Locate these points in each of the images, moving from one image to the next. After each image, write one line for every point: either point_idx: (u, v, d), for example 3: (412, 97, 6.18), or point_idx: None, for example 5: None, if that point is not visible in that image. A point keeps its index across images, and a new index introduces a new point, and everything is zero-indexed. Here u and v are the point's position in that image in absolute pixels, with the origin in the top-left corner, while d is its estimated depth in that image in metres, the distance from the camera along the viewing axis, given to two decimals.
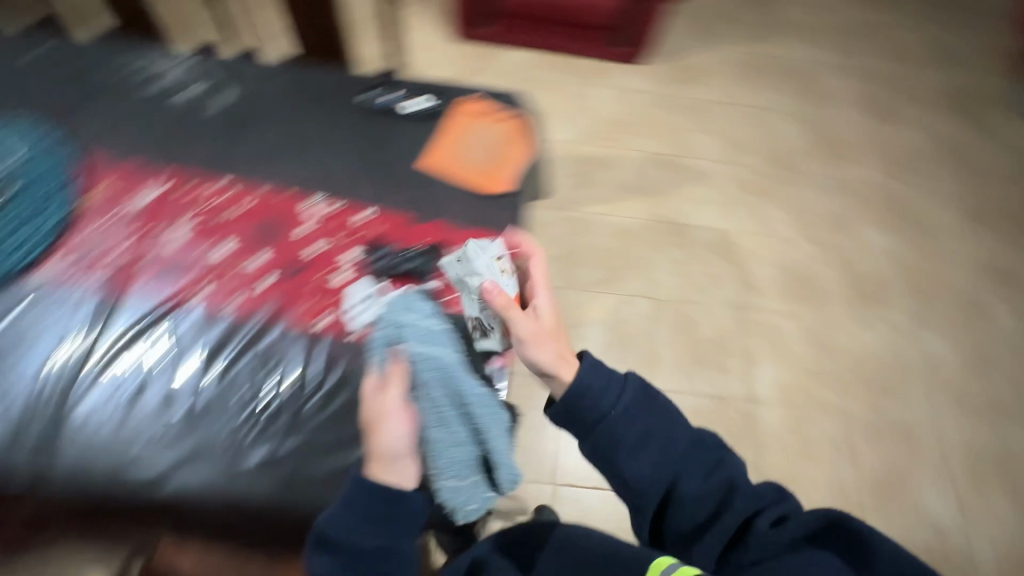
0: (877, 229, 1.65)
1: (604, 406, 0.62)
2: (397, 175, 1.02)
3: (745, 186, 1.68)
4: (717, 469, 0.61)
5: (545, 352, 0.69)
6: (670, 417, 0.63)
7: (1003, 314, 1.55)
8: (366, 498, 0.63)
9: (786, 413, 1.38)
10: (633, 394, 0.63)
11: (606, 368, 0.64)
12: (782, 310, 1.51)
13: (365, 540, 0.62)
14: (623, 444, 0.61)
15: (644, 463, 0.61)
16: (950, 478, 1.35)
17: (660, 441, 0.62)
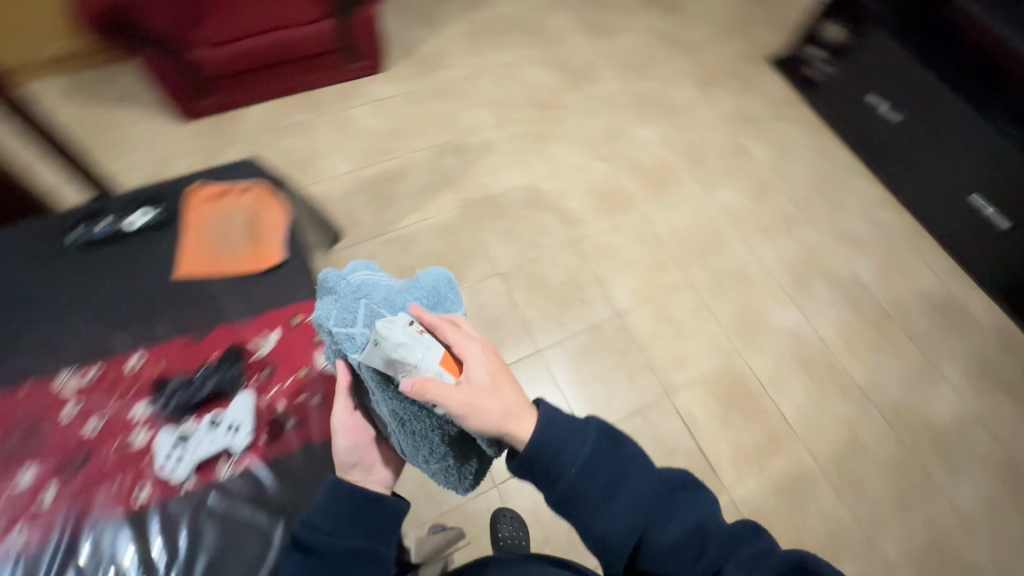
0: (644, 125, 1.87)
1: (565, 464, 0.53)
2: (116, 293, 0.73)
3: (527, 138, 1.79)
4: (689, 510, 0.52)
5: (499, 403, 0.54)
6: (639, 462, 0.54)
7: (757, 147, 1.86)
8: (338, 499, 0.58)
9: (648, 308, 1.53)
10: (596, 444, 0.54)
11: (566, 413, 0.55)
12: (605, 227, 1.65)
13: (336, 541, 0.56)
14: (592, 499, 0.52)
15: (618, 517, 0.52)
16: (781, 289, 1.60)
17: (625, 492, 0.53)
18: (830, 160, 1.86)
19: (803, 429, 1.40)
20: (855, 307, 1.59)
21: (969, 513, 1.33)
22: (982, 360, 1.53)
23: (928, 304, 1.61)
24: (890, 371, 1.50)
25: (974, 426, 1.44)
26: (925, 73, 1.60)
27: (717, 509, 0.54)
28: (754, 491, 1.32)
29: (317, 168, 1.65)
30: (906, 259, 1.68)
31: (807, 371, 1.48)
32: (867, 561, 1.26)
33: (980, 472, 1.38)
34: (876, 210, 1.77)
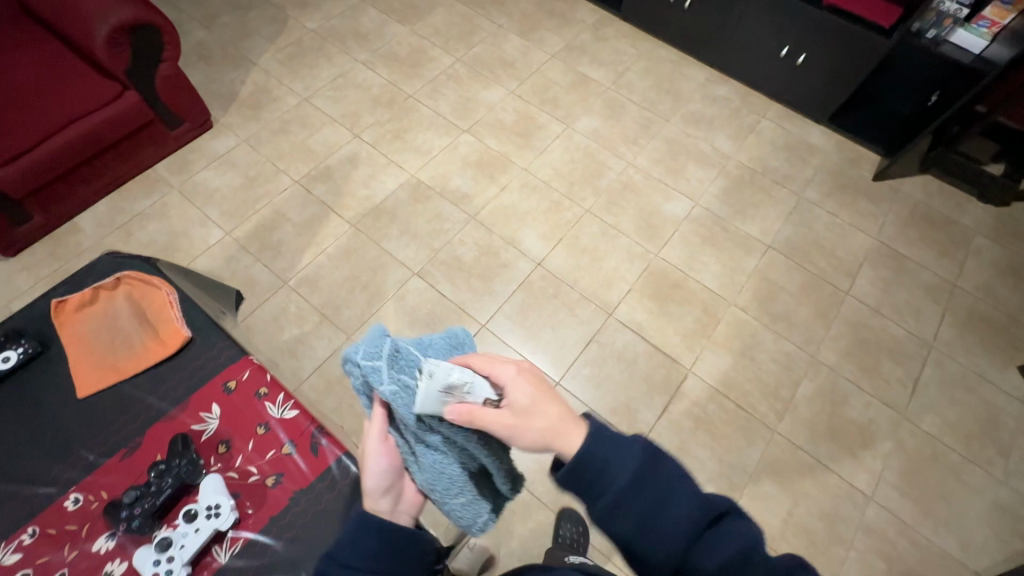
0: (490, 87, 1.91)
1: (611, 482, 0.51)
2: (18, 442, 0.65)
3: (388, 138, 1.77)
4: (733, 537, 0.50)
5: (543, 419, 0.55)
6: (682, 480, 0.52)
7: (595, 71, 1.98)
8: (369, 534, 0.56)
9: (561, 246, 1.60)
10: (642, 461, 0.52)
11: (613, 429, 0.54)
12: (493, 191, 1.69)
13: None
14: (636, 518, 0.51)
15: (661, 537, 0.50)
16: (664, 184, 1.74)
17: (671, 512, 0.51)
18: (658, 60, 2.03)
19: (729, 293, 1.55)
20: (727, 175, 1.77)
21: (874, 301, 1.56)
22: (836, 177, 1.77)
23: (780, 150, 1.83)
24: (774, 215, 1.70)
25: (850, 232, 1.67)
26: None
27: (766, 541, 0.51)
28: (711, 361, 1.45)
29: (185, 247, 1.53)
30: (749, 121, 1.89)
31: (712, 244, 1.63)
32: (817, 375, 1.44)
33: (868, 266, 1.61)
34: (710, 89, 1.96)
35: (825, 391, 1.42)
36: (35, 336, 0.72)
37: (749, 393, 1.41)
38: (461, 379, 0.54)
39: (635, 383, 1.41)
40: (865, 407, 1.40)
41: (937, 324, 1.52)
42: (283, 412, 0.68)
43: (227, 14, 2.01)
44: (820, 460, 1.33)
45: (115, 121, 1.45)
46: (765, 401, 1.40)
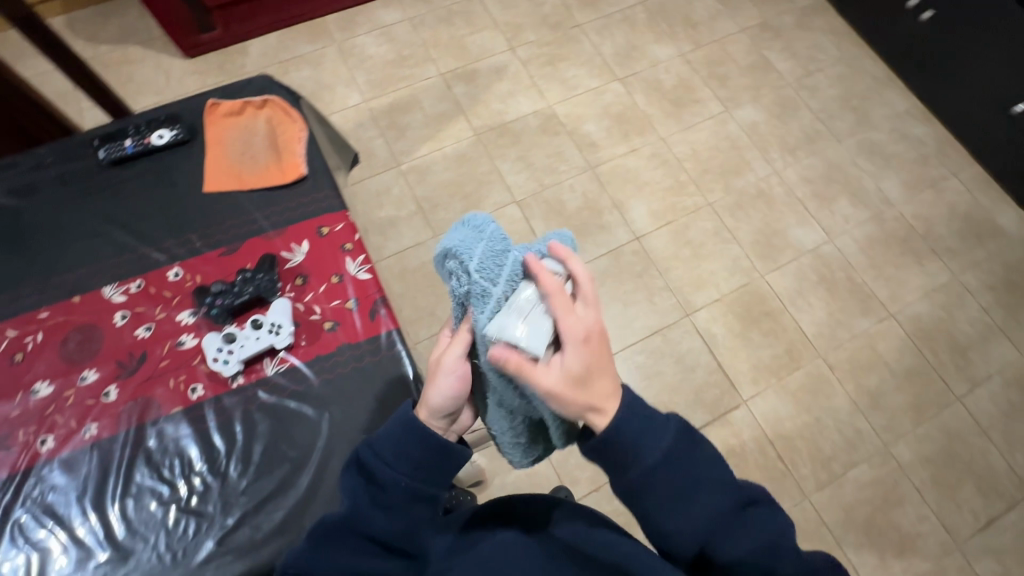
0: (663, 42, 1.78)
1: (643, 456, 0.53)
2: (150, 208, 0.75)
3: (540, 60, 1.72)
4: (760, 529, 0.54)
5: (590, 383, 0.52)
6: (716, 466, 0.55)
7: (782, 61, 1.77)
8: (415, 442, 0.57)
9: (667, 230, 1.52)
10: (676, 440, 0.54)
11: (648, 406, 0.55)
12: (622, 149, 1.62)
13: (405, 482, 0.57)
14: (665, 494, 0.53)
15: (689, 515, 0.53)
16: (803, 209, 1.57)
17: (702, 493, 0.53)
18: (859, 72, 1.77)
19: (822, 344, 1.41)
20: (879, 223, 1.56)
21: (983, 417, 1.36)
22: (1008, 270, 1.51)
23: (954, 218, 1.57)
24: (913, 285, 1.49)
25: (995, 335, 1.44)
26: None
27: (784, 530, 0.56)
28: (771, 402, 1.35)
29: (326, 101, 1.62)
30: (934, 172, 1.63)
31: (828, 289, 1.48)
32: (880, 464, 1.30)
33: (998, 381, 1.39)
34: (905, 123, 1.70)
35: (880, 484, 1.29)
36: (187, 125, 0.80)
37: (796, 450, 1.31)
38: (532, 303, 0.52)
39: (683, 389, 1.35)
40: (919, 518, 1.26)
41: None
42: (358, 271, 0.73)
43: None
44: (842, 547, 1.23)
45: None
46: (810, 465, 1.30)
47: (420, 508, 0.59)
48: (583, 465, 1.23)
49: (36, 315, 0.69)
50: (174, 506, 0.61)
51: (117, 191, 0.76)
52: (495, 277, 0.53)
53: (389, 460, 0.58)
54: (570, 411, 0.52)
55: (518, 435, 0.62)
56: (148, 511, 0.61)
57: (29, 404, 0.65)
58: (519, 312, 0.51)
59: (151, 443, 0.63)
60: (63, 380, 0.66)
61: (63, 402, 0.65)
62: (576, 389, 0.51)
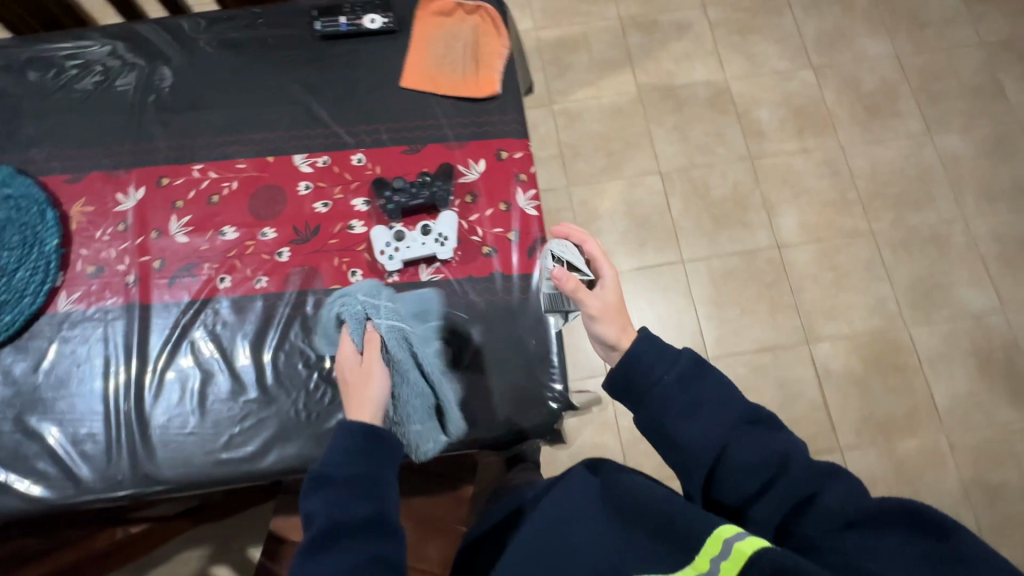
0: (876, 36, 1.55)
1: (655, 372, 0.58)
2: (349, 90, 0.77)
3: (730, 26, 1.56)
4: (772, 444, 0.54)
5: (620, 317, 0.62)
6: (724, 389, 0.57)
7: (1017, 91, 1.50)
8: (344, 434, 0.53)
9: (813, 247, 1.39)
10: (683, 359, 0.58)
11: (662, 341, 0.60)
12: (792, 148, 1.46)
13: (354, 470, 0.51)
14: (676, 408, 0.56)
15: (702, 428, 0.55)
16: (981, 268, 1.37)
17: (712, 405, 0.56)
18: None
19: (950, 420, 1.27)
20: None
21: None
22: None
23: None
24: None
25: None
26: None
27: (798, 445, 0.54)
28: (870, 460, 1.24)
29: None
30: None
31: (979, 363, 1.30)
32: None
33: None
34: None
35: None
36: (398, 16, 0.80)
37: None
38: (568, 249, 0.66)
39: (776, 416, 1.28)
40: None
41: None
42: (526, 205, 0.72)
43: None
44: None
45: None
46: None
47: (388, 496, 0.52)
48: (651, 454, 1.21)
49: (235, 164, 0.75)
50: (317, 372, 0.66)
51: (323, 65, 0.78)
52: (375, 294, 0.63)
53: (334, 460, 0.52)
54: (608, 335, 0.61)
55: (415, 420, 0.60)
56: (294, 369, 0.66)
57: (216, 243, 0.71)
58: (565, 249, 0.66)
59: (308, 310, 0.68)
60: (248, 230, 0.72)
61: (243, 250, 0.71)
62: (612, 317, 0.61)
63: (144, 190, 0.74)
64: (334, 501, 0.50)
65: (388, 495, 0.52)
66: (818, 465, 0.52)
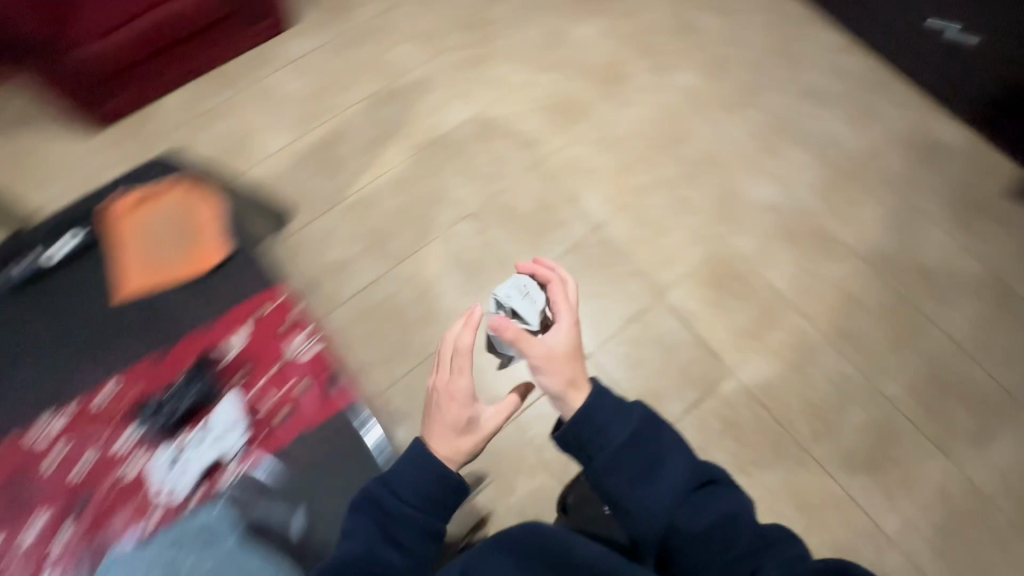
0: (582, 21, 1.73)
1: (609, 438, 0.79)
2: None
3: (463, 64, 1.67)
4: (718, 505, 0.76)
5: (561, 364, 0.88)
6: (667, 446, 0.80)
7: (705, 18, 1.75)
8: (427, 479, 0.87)
9: (623, 214, 1.50)
10: (638, 422, 0.80)
11: (619, 404, 0.81)
12: (564, 140, 1.58)
13: (419, 514, 0.86)
14: (633, 466, 0.78)
15: (655, 487, 0.77)
16: (753, 165, 1.56)
17: (657, 468, 0.78)
18: (782, 14, 1.76)
19: (797, 297, 1.42)
20: (828, 164, 1.56)
21: (964, 333, 1.39)
22: (962, 186, 1.54)
23: (899, 144, 1.59)
24: (872, 218, 1.51)
25: (959, 251, 1.47)
26: None
27: (743, 508, 0.76)
28: (759, 366, 1.35)
29: (250, 149, 1.54)
30: (872, 103, 1.64)
31: (792, 240, 1.48)
32: (872, 405, 1.32)
33: (970, 296, 1.42)
34: (836, 58, 1.70)
35: (875, 422, 1.31)
36: None
37: (789, 408, 1.32)
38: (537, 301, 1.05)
39: (670, 373, 1.35)
40: (919, 448, 1.29)
41: None
42: None
43: None
44: (849, 494, 1.25)
45: (189, 15, 1.48)
46: (804, 419, 1.31)
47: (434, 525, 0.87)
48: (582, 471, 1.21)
49: None
50: None
51: (204, 305, 1.27)
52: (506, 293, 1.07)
53: (409, 500, 0.86)
54: (560, 381, 0.87)
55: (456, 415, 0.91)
56: None
57: None
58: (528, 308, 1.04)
59: None
60: None
61: None
62: (568, 359, 0.89)
63: (134, 430, 1.16)
64: (398, 525, 0.85)
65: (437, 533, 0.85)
66: (761, 532, 0.73)
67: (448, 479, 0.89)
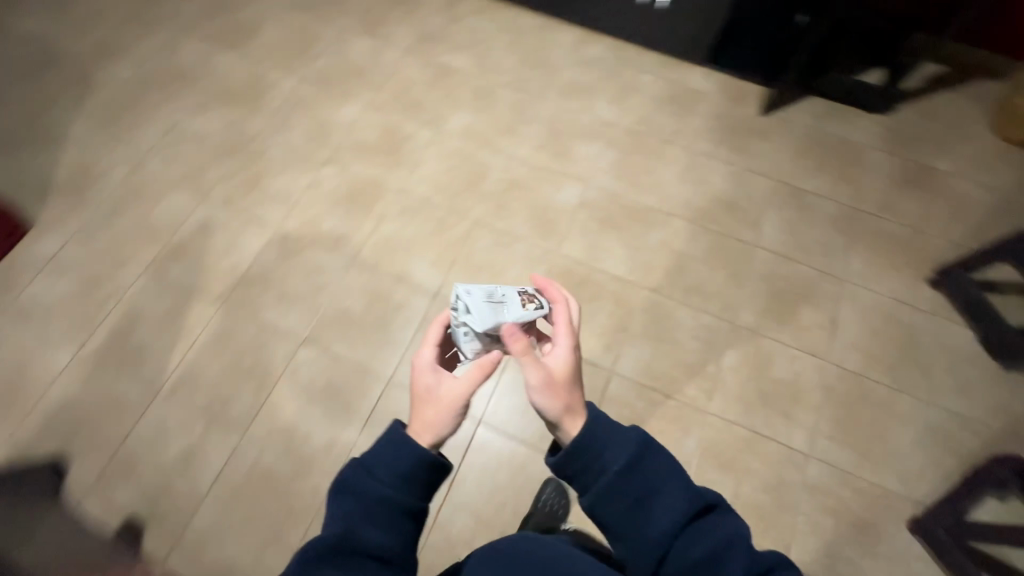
0: (346, 105, 1.74)
1: (603, 465, 0.72)
2: None
3: (241, 192, 1.59)
4: (720, 532, 0.68)
5: (559, 389, 0.80)
6: (663, 471, 0.72)
7: (458, 59, 1.82)
8: (400, 451, 0.72)
9: (455, 269, 1.48)
10: (632, 447, 0.72)
11: (614, 428, 0.75)
12: (372, 224, 1.54)
13: (394, 491, 0.70)
14: (630, 494, 0.70)
15: (655, 516, 0.69)
16: (552, 174, 1.62)
17: (656, 497, 0.70)
18: (520, 33, 1.88)
19: (640, 275, 1.48)
20: (615, 146, 1.67)
21: (780, 244, 1.54)
22: (724, 123, 1.73)
23: (663, 106, 1.75)
24: (669, 178, 1.63)
25: (746, 176, 1.63)
26: None
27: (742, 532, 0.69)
28: (634, 355, 1.39)
29: (31, 379, 1.33)
30: (628, 79, 1.79)
31: (613, 226, 1.55)
32: (739, 340, 1.41)
33: (770, 210, 1.58)
34: (580, 52, 1.84)
35: (748, 355, 1.39)
36: None
37: (675, 379, 1.36)
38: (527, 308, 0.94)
39: None
40: (791, 361, 1.39)
41: (848, 258, 1.52)
42: None
43: (26, 87, 1.74)
44: (755, 430, 1.31)
45: None
46: (691, 382, 1.36)
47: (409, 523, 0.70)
48: None
49: None
50: None
51: None
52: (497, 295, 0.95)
53: (383, 476, 0.70)
54: (558, 407, 0.78)
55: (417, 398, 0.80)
56: None
57: None
58: (495, 315, 0.90)
59: None
60: None
61: None
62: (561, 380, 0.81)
63: None
64: (368, 520, 0.67)
65: (404, 528, 0.69)
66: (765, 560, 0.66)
67: (421, 455, 0.71)
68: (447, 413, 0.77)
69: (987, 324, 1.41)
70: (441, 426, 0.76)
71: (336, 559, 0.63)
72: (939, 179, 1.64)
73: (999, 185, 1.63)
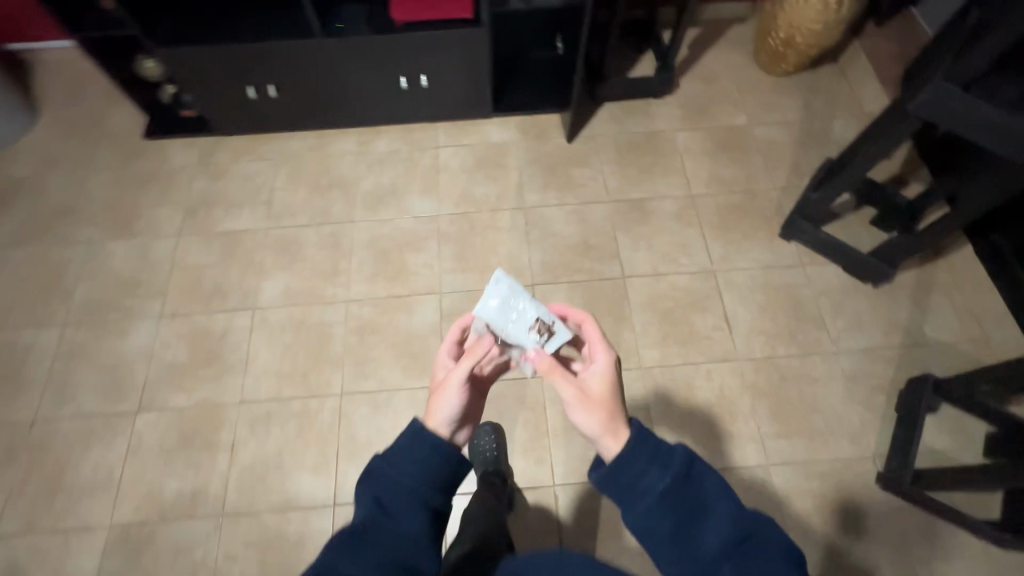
0: (133, 328, 1.43)
1: (645, 486, 0.69)
2: None
3: (41, 503, 1.24)
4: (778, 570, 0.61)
5: (592, 412, 0.78)
6: (708, 496, 0.67)
7: (241, 218, 1.58)
8: (420, 443, 0.78)
9: (343, 461, 1.27)
10: (673, 468, 0.68)
11: (655, 442, 0.71)
12: (224, 459, 1.28)
13: (411, 480, 0.76)
14: (674, 515, 0.67)
15: (701, 544, 0.65)
16: (399, 299, 1.46)
17: (702, 522, 0.66)
18: (297, 160, 1.68)
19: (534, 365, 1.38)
20: (449, 237, 1.54)
21: (645, 263, 1.50)
22: (540, 164, 1.66)
23: (476, 173, 1.65)
24: (516, 245, 1.53)
25: (584, 209, 1.58)
26: (242, 49, 1.39)
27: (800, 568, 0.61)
28: (567, 453, 1.31)
29: None
30: (429, 162, 1.67)
31: None
32: (655, 384, 1.34)
33: (621, 235, 1.54)
34: (369, 154, 1.68)
35: (669, 394, 1.33)
36: None
37: None
38: (551, 333, 0.91)
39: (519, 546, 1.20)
40: (708, 379, 1.35)
41: (707, 247, 1.52)
42: None
43: None
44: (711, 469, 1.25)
45: None
46: None
47: (423, 511, 0.74)
48: None
49: None
50: None
51: None
52: (521, 313, 0.93)
53: (403, 468, 0.76)
54: (597, 425, 0.76)
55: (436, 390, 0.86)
56: None
57: None
58: (505, 317, 0.94)
59: None
60: None
61: None
62: (589, 398, 0.79)
63: None
64: (384, 508, 0.72)
65: (416, 521, 0.72)
66: None
67: (433, 439, 0.79)
68: (450, 396, 0.83)
69: (849, 259, 1.44)
70: (445, 410, 0.82)
71: (359, 535, 0.68)
72: (742, 135, 1.71)
73: (789, 118, 1.74)
